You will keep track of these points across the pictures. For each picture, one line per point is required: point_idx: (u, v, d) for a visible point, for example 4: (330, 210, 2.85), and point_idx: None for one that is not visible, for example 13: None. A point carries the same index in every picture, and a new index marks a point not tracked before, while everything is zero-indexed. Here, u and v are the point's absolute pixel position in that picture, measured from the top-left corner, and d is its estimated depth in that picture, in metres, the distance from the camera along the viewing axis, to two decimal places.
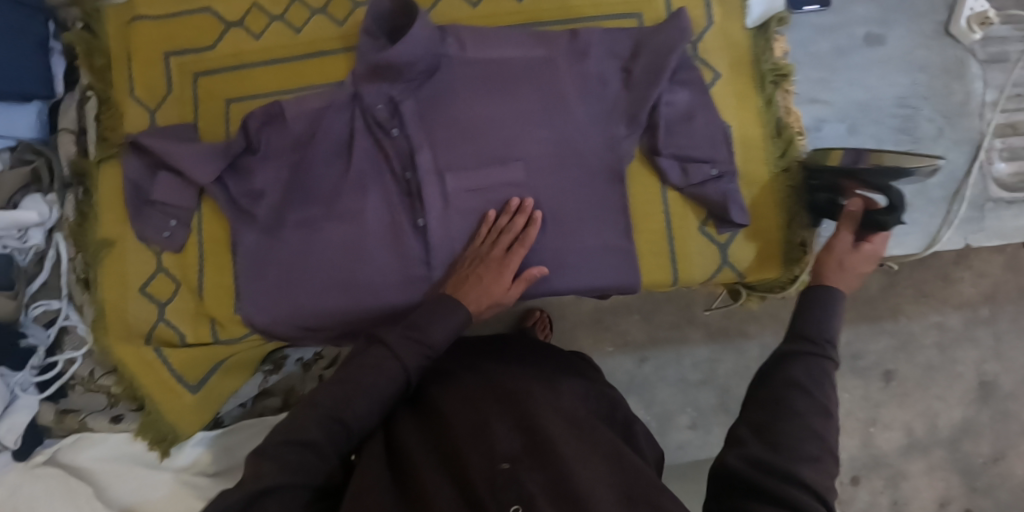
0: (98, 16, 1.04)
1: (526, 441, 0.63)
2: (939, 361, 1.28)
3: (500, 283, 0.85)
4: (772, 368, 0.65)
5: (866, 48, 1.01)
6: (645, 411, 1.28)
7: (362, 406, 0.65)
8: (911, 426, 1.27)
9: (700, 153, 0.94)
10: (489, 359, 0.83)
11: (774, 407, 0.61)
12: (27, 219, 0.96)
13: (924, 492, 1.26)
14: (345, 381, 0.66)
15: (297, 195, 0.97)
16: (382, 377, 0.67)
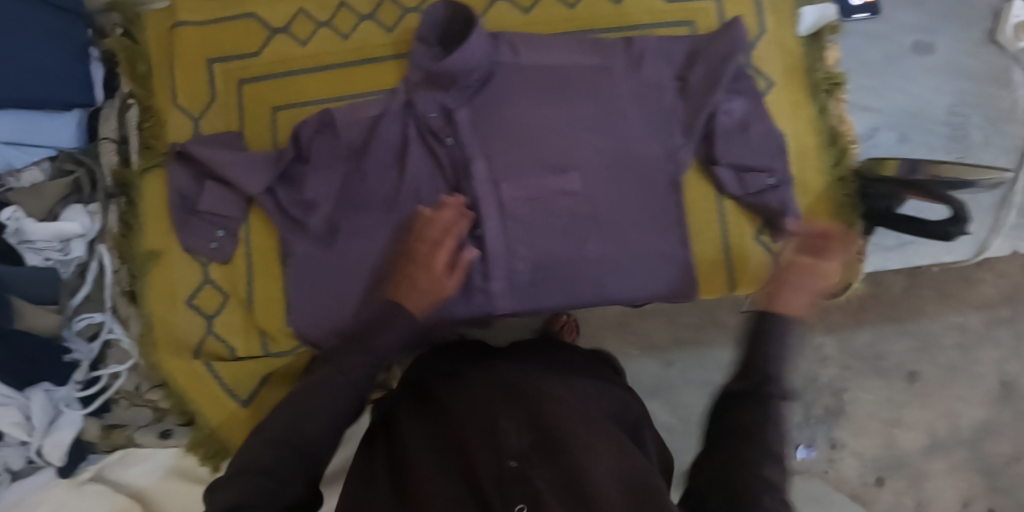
0: (139, 21, 1.02)
1: (536, 436, 0.59)
2: (961, 362, 1.30)
3: (438, 277, 0.74)
4: (747, 387, 0.66)
5: (916, 56, 1.02)
6: (671, 415, 1.25)
7: (314, 427, 0.63)
8: (933, 426, 1.28)
9: (757, 162, 0.94)
10: (499, 357, 0.78)
11: (750, 430, 0.62)
12: (71, 230, 0.94)
13: (946, 492, 1.28)
14: (296, 406, 0.65)
15: (348, 205, 0.95)
16: (332, 399, 0.65)
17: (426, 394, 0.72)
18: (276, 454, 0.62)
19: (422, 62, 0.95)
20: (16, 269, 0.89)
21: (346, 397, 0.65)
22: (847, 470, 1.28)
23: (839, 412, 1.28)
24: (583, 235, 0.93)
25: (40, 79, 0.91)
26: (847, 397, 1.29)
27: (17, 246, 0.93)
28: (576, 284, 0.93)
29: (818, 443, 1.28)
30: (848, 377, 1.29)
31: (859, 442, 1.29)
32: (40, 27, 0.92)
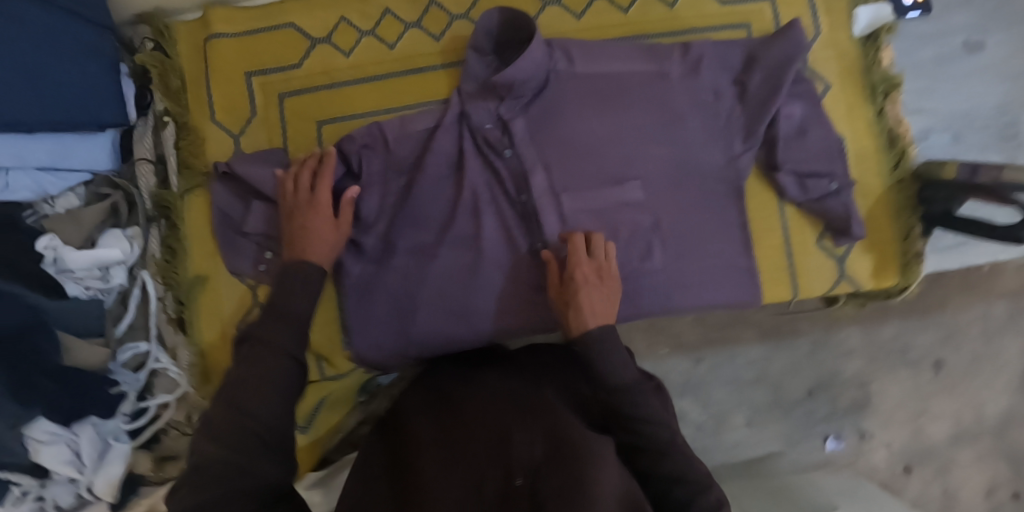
0: (170, 33, 0.97)
1: (549, 447, 0.59)
2: (985, 351, 1.30)
3: (331, 231, 0.80)
4: (643, 415, 0.72)
5: (967, 56, 1.00)
6: (701, 412, 1.28)
7: (265, 408, 0.63)
8: (959, 415, 1.30)
9: (818, 168, 0.92)
10: (501, 375, 0.80)
11: (664, 464, 0.70)
12: (111, 257, 0.90)
13: (973, 479, 1.29)
14: (239, 389, 0.63)
15: (403, 221, 0.91)
16: (275, 382, 0.64)
17: (443, 413, 0.73)
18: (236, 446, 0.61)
19: (476, 72, 0.92)
20: (65, 301, 0.86)
21: (283, 370, 0.65)
22: (874, 460, 1.29)
23: (866, 404, 1.29)
24: (647, 246, 0.91)
25: (74, 100, 0.87)
26: (874, 388, 1.30)
27: (57, 275, 0.88)
28: (638, 296, 0.91)
29: (846, 434, 1.29)
30: (875, 369, 1.30)
31: (886, 433, 1.30)
32: (73, 43, 0.87)
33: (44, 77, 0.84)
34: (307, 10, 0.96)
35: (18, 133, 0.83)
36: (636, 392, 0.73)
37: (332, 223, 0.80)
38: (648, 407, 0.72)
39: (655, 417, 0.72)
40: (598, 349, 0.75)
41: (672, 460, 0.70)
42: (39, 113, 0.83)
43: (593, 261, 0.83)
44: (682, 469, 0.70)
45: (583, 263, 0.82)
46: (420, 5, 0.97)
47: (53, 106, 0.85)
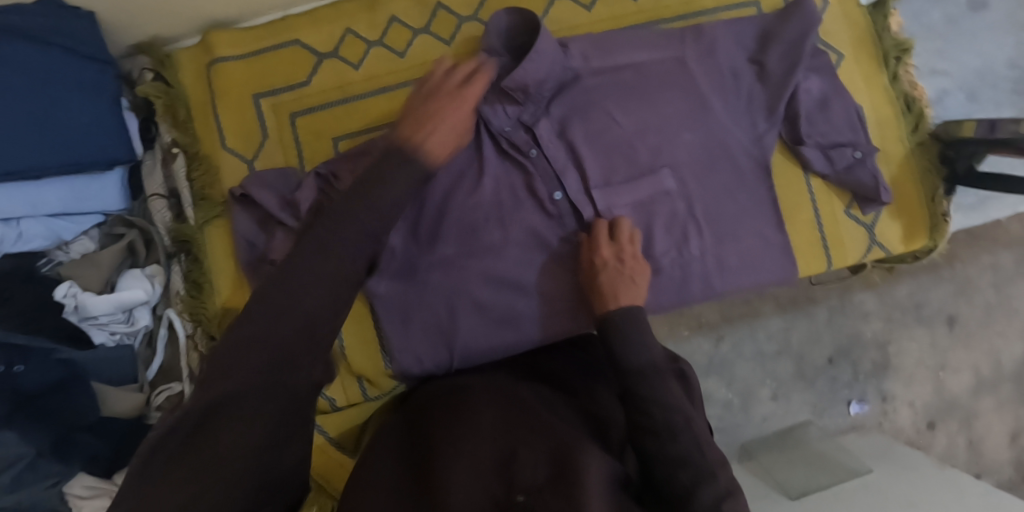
0: (171, 62, 0.94)
1: (554, 471, 0.59)
2: (998, 301, 1.31)
3: (459, 116, 0.71)
4: (648, 395, 0.67)
5: (973, 14, 1.01)
6: (727, 390, 1.28)
7: (311, 295, 0.54)
8: (977, 366, 1.31)
9: (842, 138, 0.92)
10: (503, 380, 0.78)
11: (668, 448, 0.64)
12: (134, 299, 0.86)
13: (995, 427, 1.32)
14: (299, 267, 0.55)
15: (432, 231, 0.89)
16: (341, 270, 0.56)
17: (455, 405, 0.73)
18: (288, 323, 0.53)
19: None
20: (93, 351, 0.84)
21: (354, 256, 0.58)
22: (899, 419, 1.30)
23: (886, 365, 1.30)
24: (683, 233, 0.90)
25: (84, 139, 0.84)
26: (893, 348, 1.30)
27: (80, 324, 0.85)
28: (685, 285, 0.91)
29: (869, 397, 1.30)
30: (892, 329, 1.31)
31: (908, 391, 1.31)
32: (75, 81, 0.85)
33: (49, 120, 0.82)
34: (312, 25, 0.94)
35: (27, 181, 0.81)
36: (649, 374, 0.69)
37: (465, 113, 0.72)
38: (662, 388, 0.68)
39: (665, 399, 0.67)
40: (621, 326, 0.73)
41: (682, 437, 0.65)
42: (48, 159, 0.81)
43: (615, 246, 0.83)
44: (689, 452, 0.64)
45: (607, 248, 0.82)
46: (428, 9, 0.95)
47: (62, 150, 0.82)
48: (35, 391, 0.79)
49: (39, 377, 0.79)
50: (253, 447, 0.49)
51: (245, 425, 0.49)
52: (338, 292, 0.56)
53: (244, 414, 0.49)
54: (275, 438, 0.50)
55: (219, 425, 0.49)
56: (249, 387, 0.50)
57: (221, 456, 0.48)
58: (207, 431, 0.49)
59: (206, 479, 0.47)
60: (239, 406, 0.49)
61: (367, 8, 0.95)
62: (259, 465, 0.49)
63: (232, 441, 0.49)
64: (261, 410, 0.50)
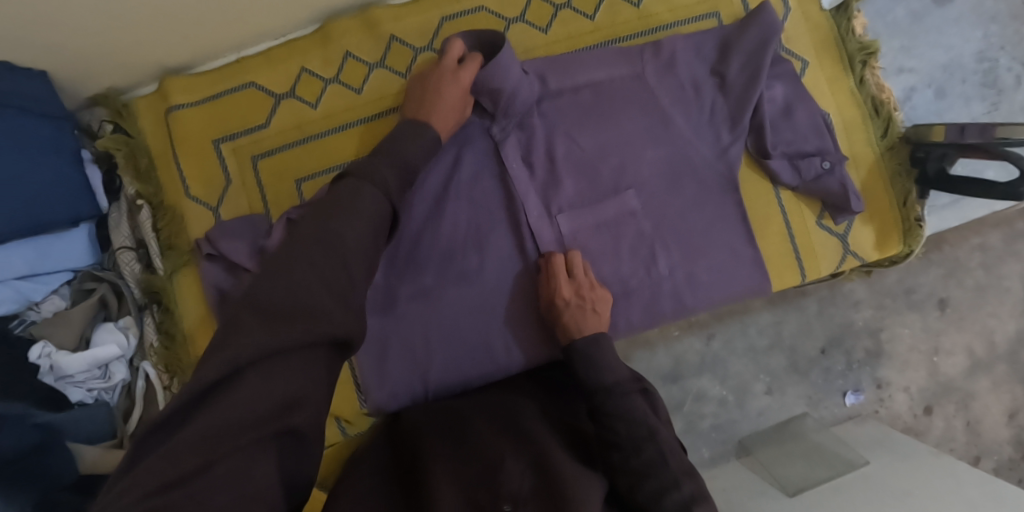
0: (128, 111, 0.94)
1: (538, 482, 0.63)
2: (988, 281, 1.30)
3: (457, 102, 0.83)
4: (616, 412, 0.71)
5: (938, 9, 0.99)
6: (721, 387, 1.26)
7: (349, 240, 0.62)
8: (971, 347, 1.29)
9: (808, 146, 0.91)
10: (494, 400, 0.82)
11: (635, 459, 0.67)
12: (110, 354, 0.87)
13: (993, 407, 1.29)
14: (334, 217, 0.63)
15: (403, 268, 0.88)
16: (371, 223, 0.65)
17: (449, 426, 0.77)
18: (323, 267, 0.59)
19: None
20: (71, 412, 0.85)
21: (379, 214, 0.67)
22: (896, 405, 1.28)
23: (880, 352, 1.29)
24: (651, 252, 0.89)
25: (45, 198, 0.84)
26: (885, 335, 1.29)
27: (57, 383, 0.86)
28: (656, 303, 0.90)
29: (864, 386, 1.28)
30: (884, 315, 1.29)
31: (903, 377, 1.29)
32: (33, 138, 0.84)
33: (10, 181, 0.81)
34: (267, 65, 0.93)
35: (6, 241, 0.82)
36: (616, 394, 0.73)
37: (461, 94, 0.83)
38: (631, 405, 0.72)
39: (634, 416, 0.70)
40: (588, 352, 0.78)
41: (648, 446, 0.68)
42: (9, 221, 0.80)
43: (574, 283, 0.84)
44: (663, 457, 0.67)
45: (565, 286, 0.83)
46: (382, 41, 0.94)
47: (25, 209, 0.82)
48: (14, 456, 0.75)
49: (19, 440, 0.76)
50: (284, 398, 0.52)
51: (281, 376, 0.53)
52: (370, 240, 0.65)
53: (280, 365, 0.53)
54: (307, 391, 0.54)
55: (255, 373, 0.52)
56: (291, 335, 0.53)
57: (255, 405, 0.51)
58: (242, 377, 0.51)
59: (240, 427, 0.50)
60: (279, 353, 0.53)
61: (321, 43, 0.94)
62: (288, 418, 0.52)
63: (262, 391, 0.52)
64: (298, 360, 0.54)
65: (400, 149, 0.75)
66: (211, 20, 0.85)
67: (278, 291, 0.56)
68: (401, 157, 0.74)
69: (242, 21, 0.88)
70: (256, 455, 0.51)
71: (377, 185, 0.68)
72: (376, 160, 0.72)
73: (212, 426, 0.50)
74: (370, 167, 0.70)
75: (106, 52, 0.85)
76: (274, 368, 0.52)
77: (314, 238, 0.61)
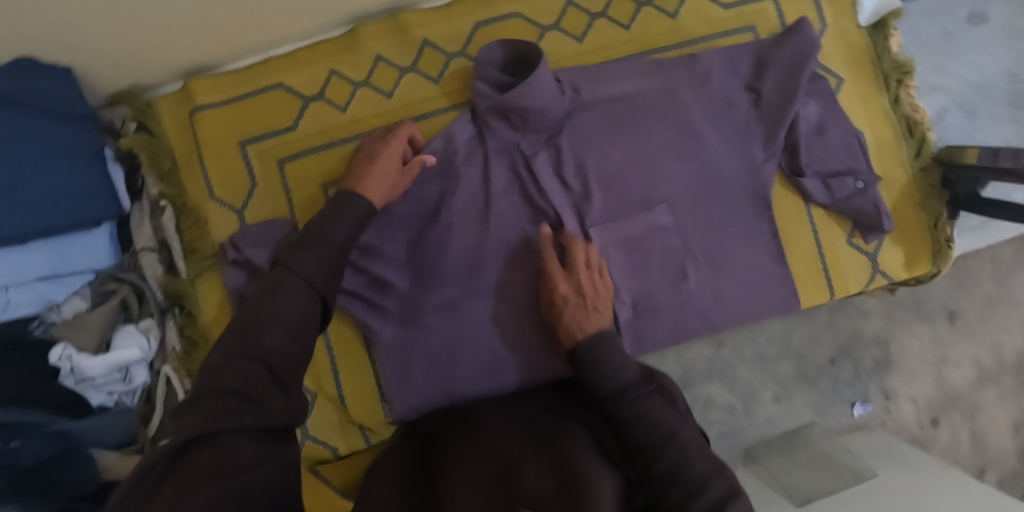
0: (152, 111, 0.92)
1: (558, 483, 0.59)
2: (998, 293, 1.29)
3: (395, 172, 0.80)
4: (631, 417, 0.65)
5: (972, 29, 0.99)
6: (730, 395, 1.22)
7: (275, 337, 0.59)
8: (978, 359, 1.27)
9: (840, 165, 0.91)
10: (506, 414, 0.77)
11: (657, 466, 0.61)
12: (130, 356, 0.85)
13: (999, 419, 1.27)
14: (252, 316, 0.60)
15: (431, 278, 0.87)
16: (297, 320, 0.61)
17: (464, 433, 0.73)
18: (245, 369, 0.57)
19: (488, 91, 0.86)
20: (89, 420, 0.83)
21: (307, 306, 0.63)
22: (904, 415, 1.25)
23: (888, 362, 1.25)
24: (681, 270, 0.88)
25: (66, 201, 0.82)
26: (895, 346, 1.26)
27: (77, 386, 0.84)
28: (683, 320, 0.90)
29: (873, 396, 1.25)
30: (893, 326, 1.26)
31: (911, 387, 1.26)
32: (49, 142, 0.81)
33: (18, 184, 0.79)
34: (294, 67, 0.91)
35: (14, 244, 0.80)
36: (629, 396, 0.66)
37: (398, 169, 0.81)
38: (647, 408, 0.65)
39: (650, 418, 0.64)
40: (601, 349, 0.70)
41: (669, 452, 0.61)
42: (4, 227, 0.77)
43: (573, 277, 0.79)
44: (688, 458, 0.61)
45: (564, 282, 0.79)
46: (413, 46, 0.92)
47: (39, 213, 0.80)
48: (30, 464, 0.75)
49: (32, 451, 0.76)
50: (237, 463, 0.51)
51: (225, 453, 0.51)
52: (295, 338, 0.61)
53: (223, 442, 0.52)
54: (260, 456, 0.53)
55: (207, 446, 0.52)
56: (233, 417, 0.53)
57: (199, 477, 0.49)
58: (193, 458, 0.51)
59: (200, 487, 0.48)
60: (226, 430, 0.53)
61: (350, 47, 0.92)
62: (245, 476, 0.50)
63: (212, 465, 0.50)
64: (236, 443, 0.53)
65: (324, 230, 0.68)
66: (242, 20, 0.84)
67: (211, 390, 0.55)
68: (326, 241, 0.67)
69: (272, 22, 0.86)
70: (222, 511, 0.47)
71: (305, 276, 0.64)
72: (302, 244, 0.66)
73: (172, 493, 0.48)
74: (299, 262, 0.64)
75: (133, 52, 0.83)
76: (222, 446, 0.52)
77: (238, 343, 0.58)
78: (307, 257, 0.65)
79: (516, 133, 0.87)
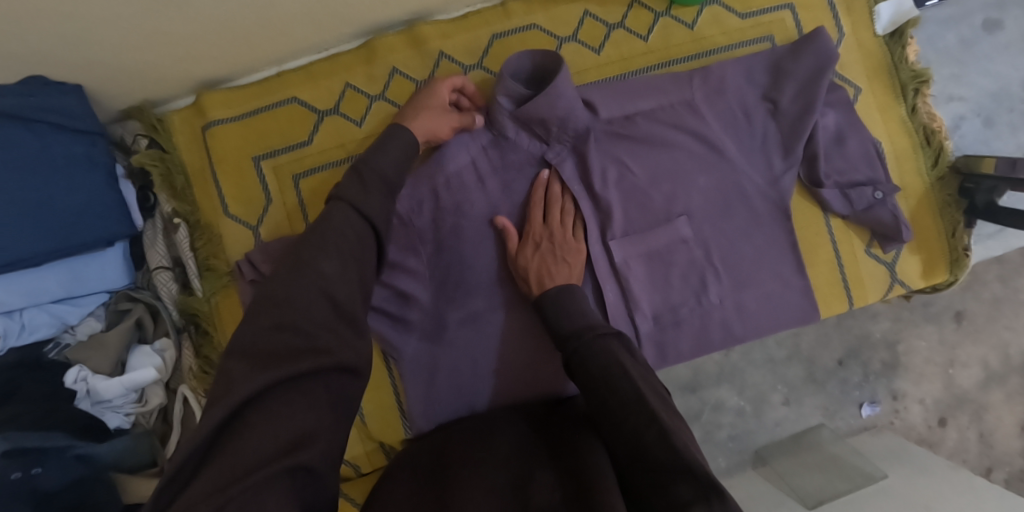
0: (164, 126, 0.91)
1: (570, 493, 0.58)
2: (1005, 294, 1.23)
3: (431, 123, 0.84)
4: (593, 356, 0.67)
5: (988, 36, 0.98)
6: (739, 397, 1.19)
7: (328, 264, 0.61)
8: (987, 360, 1.23)
9: (860, 176, 0.90)
10: (505, 424, 0.78)
11: (612, 401, 0.63)
12: (145, 376, 0.85)
13: (1006, 419, 1.23)
14: (309, 245, 0.62)
15: (452, 294, 0.87)
16: (354, 243, 0.64)
17: (472, 441, 0.74)
18: (306, 297, 0.58)
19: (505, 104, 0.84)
20: (112, 443, 0.83)
21: (356, 235, 0.65)
22: (911, 417, 1.22)
23: (896, 364, 1.22)
24: (702, 280, 0.88)
25: (78, 219, 0.80)
26: (902, 348, 1.22)
27: (93, 408, 0.84)
28: (705, 332, 0.89)
29: (880, 397, 1.21)
30: (901, 328, 1.22)
31: (919, 389, 1.22)
32: (62, 158, 0.80)
33: (21, 206, 0.77)
34: (309, 82, 0.90)
35: (13, 270, 0.78)
36: (588, 338, 0.69)
37: (446, 106, 0.86)
38: (606, 351, 0.67)
39: (605, 358, 0.66)
40: (566, 296, 0.75)
41: (623, 383, 0.63)
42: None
43: (546, 229, 0.85)
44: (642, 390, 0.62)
45: (539, 228, 0.84)
46: (430, 58, 0.91)
47: (43, 235, 0.78)
48: (56, 489, 0.77)
49: (56, 476, 0.77)
50: (291, 437, 0.51)
51: (281, 413, 0.51)
52: (349, 264, 0.62)
53: (271, 406, 0.51)
54: (315, 426, 0.52)
55: (261, 411, 0.51)
56: (293, 367, 0.53)
57: (263, 449, 0.49)
58: (245, 420, 0.50)
59: (256, 465, 0.48)
60: (281, 391, 0.52)
61: (365, 60, 0.91)
62: (301, 453, 0.50)
63: (270, 432, 0.50)
64: (291, 403, 0.52)
65: (375, 157, 0.75)
66: (256, 35, 0.82)
67: (269, 327, 0.55)
68: (377, 169, 0.73)
69: (285, 35, 0.85)
70: (277, 492, 0.47)
71: (351, 202, 0.68)
72: (362, 178, 0.71)
73: (229, 466, 0.48)
74: (349, 191, 0.69)
75: (147, 67, 0.82)
76: (277, 405, 0.51)
77: (292, 268, 0.60)
78: (362, 186, 0.70)
79: (539, 144, 0.86)
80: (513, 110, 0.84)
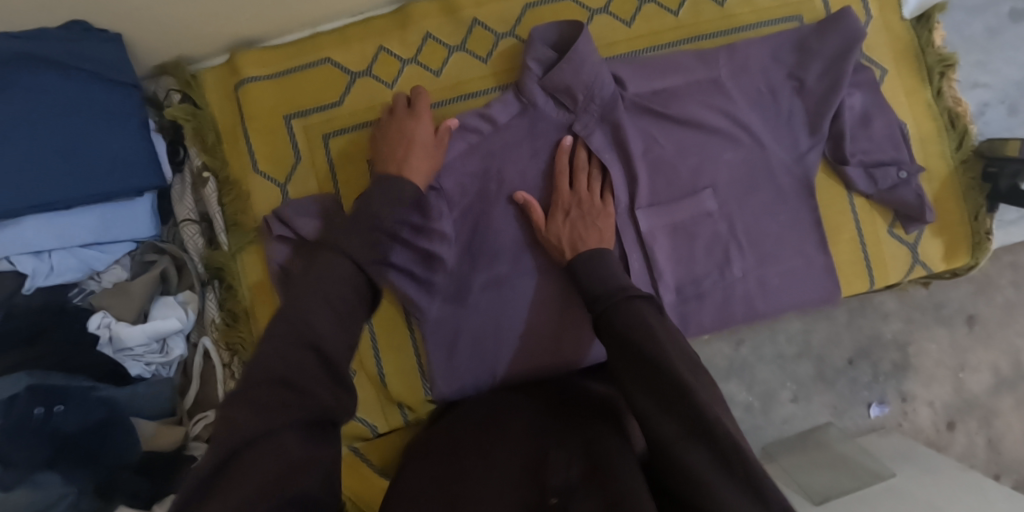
0: (197, 83, 0.91)
1: (586, 468, 0.58)
2: (1018, 299, 1.21)
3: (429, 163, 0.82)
4: (621, 324, 0.63)
5: (1013, 27, 0.99)
6: (748, 393, 1.18)
7: (322, 314, 0.57)
8: (998, 366, 1.21)
9: (885, 156, 0.91)
10: (519, 405, 0.77)
11: (637, 364, 0.60)
12: (168, 327, 0.85)
13: (1016, 426, 1.21)
14: (297, 297, 0.58)
15: (478, 258, 0.88)
16: (343, 295, 0.59)
17: (487, 423, 0.72)
18: (305, 325, 0.56)
19: (535, 70, 0.86)
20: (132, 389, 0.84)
21: (353, 288, 0.61)
22: (921, 420, 1.20)
23: (907, 366, 1.20)
24: (726, 255, 0.89)
25: (109, 171, 0.81)
26: (913, 349, 1.20)
27: (115, 355, 0.84)
28: (728, 306, 0.90)
29: (890, 398, 1.20)
30: (913, 329, 1.21)
31: (929, 391, 1.21)
32: (101, 109, 0.81)
33: (54, 152, 0.78)
34: (344, 43, 0.91)
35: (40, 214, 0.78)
36: (618, 302, 0.66)
37: (432, 141, 0.84)
38: (632, 313, 0.64)
39: (629, 324, 0.62)
40: (598, 260, 0.74)
41: (646, 350, 0.59)
42: (22, 197, 0.76)
43: (573, 195, 0.85)
44: (666, 355, 0.58)
45: (566, 196, 0.84)
46: (462, 27, 0.93)
47: (71, 179, 0.79)
48: (75, 431, 0.77)
49: (76, 419, 0.77)
50: (281, 475, 0.48)
51: (275, 452, 0.48)
52: (343, 320, 0.58)
53: (264, 444, 0.49)
54: (307, 465, 0.49)
55: (259, 446, 0.48)
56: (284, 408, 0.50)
57: (259, 484, 0.46)
58: (241, 459, 0.48)
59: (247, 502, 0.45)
60: (276, 429, 0.49)
61: (400, 24, 0.92)
62: (291, 489, 0.47)
63: (265, 471, 0.47)
64: (282, 441, 0.49)
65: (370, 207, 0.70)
66: None
67: (264, 366, 0.52)
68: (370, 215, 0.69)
69: None
70: None
71: (347, 253, 0.62)
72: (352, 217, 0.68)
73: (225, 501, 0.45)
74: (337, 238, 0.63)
75: (187, 21, 0.83)
76: (277, 443, 0.49)
77: (284, 317, 0.56)
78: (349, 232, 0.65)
79: (565, 113, 0.87)
80: (541, 76, 0.86)
